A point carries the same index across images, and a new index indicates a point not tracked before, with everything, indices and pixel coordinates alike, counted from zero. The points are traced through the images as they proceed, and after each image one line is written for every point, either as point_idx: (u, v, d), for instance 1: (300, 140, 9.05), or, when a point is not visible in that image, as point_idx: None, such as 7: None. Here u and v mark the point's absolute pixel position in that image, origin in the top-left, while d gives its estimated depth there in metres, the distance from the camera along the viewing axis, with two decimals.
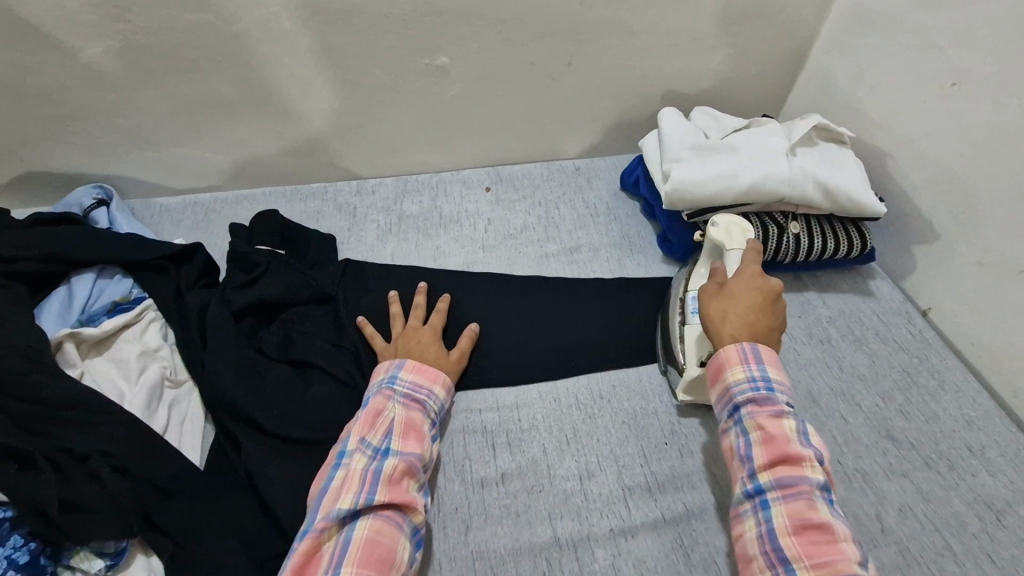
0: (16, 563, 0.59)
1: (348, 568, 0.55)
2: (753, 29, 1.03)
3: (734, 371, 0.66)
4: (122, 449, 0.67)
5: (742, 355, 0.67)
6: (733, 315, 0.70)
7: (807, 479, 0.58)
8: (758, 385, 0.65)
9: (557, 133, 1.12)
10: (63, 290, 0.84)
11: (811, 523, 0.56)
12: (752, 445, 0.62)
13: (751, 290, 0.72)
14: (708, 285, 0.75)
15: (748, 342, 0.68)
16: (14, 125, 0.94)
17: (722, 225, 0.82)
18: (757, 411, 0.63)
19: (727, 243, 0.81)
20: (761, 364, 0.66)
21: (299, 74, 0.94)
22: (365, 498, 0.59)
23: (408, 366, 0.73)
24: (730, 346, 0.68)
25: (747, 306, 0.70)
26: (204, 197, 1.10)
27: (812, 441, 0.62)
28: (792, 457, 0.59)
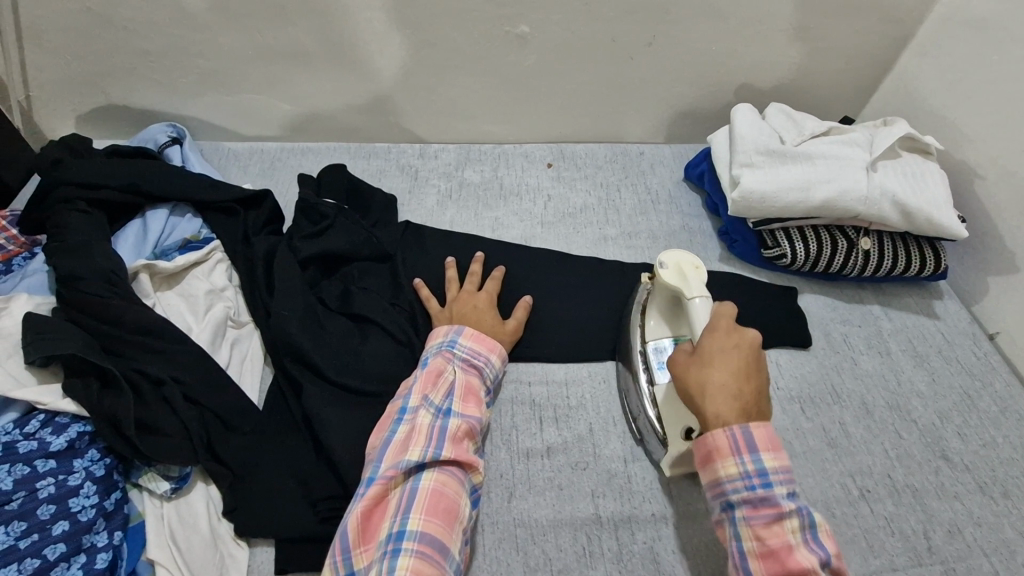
0: (93, 474, 0.61)
1: (418, 514, 0.57)
2: (846, 24, 0.99)
3: (725, 464, 0.57)
4: (193, 378, 0.70)
5: (733, 445, 0.57)
6: (713, 390, 0.60)
7: None
8: (754, 483, 0.56)
9: (627, 114, 1.10)
10: (137, 223, 0.86)
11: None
12: (749, 555, 0.55)
13: (730, 352, 0.62)
14: (680, 352, 0.66)
15: (739, 425, 0.58)
16: (100, 56, 0.96)
17: (671, 266, 0.76)
18: (752, 515, 0.55)
19: (686, 290, 0.74)
20: (757, 455, 0.56)
21: (379, 30, 0.93)
22: (433, 452, 0.60)
23: (467, 333, 0.74)
24: (719, 432, 0.58)
25: (730, 370, 0.60)
26: (270, 145, 1.11)
27: (816, 541, 0.54)
28: (795, 573, 0.52)
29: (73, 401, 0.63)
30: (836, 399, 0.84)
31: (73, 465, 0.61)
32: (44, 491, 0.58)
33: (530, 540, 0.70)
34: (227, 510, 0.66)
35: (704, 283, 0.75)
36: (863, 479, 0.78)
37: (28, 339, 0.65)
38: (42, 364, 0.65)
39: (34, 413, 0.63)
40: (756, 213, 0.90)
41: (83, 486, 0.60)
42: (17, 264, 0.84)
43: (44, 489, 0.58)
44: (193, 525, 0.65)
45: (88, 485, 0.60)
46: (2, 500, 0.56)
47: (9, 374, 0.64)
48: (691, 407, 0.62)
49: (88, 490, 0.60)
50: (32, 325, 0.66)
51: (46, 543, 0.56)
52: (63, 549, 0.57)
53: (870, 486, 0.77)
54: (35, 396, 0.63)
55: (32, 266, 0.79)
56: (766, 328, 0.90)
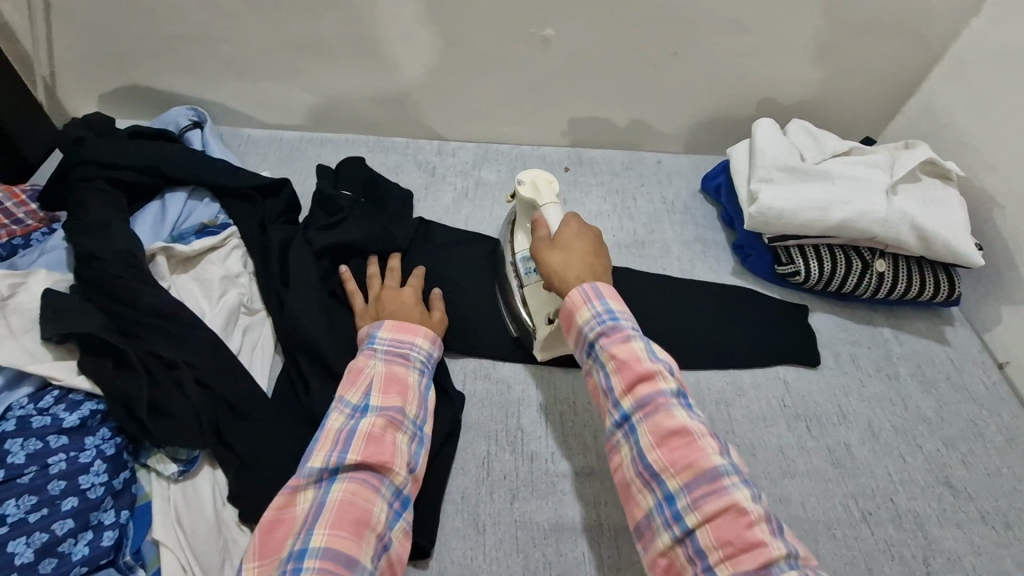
0: (104, 452, 0.62)
1: (322, 529, 0.55)
2: (871, 44, 0.99)
3: (581, 312, 0.64)
4: (205, 362, 0.70)
5: (585, 296, 0.65)
6: (571, 264, 0.70)
7: (700, 453, 0.54)
8: (624, 356, 0.61)
9: (647, 123, 1.10)
10: (156, 205, 0.86)
11: (671, 431, 0.56)
12: (642, 441, 0.57)
13: (580, 236, 0.74)
14: (541, 241, 0.74)
15: (587, 282, 0.67)
16: (125, 36, 0.96)
17: (528, 182, 0.83)
18: (633, 396, 0.59)
19: (540, 199, 0.81)
20: (604, 300, 0.65)
21: (403, 25, 0.94)
22: (337, 456, 0.60)
23: (387, 326, 0.73)
24: (574, 289, 0.66)
25: (579, 250, 0.72)
26: (289, 134, 1.11)
27: (689, 406, 0.58)
28: (679, 433, 0.55)
29: (86, 378, 0.64)
30: (842, 419, 0.84)
31: (84, 443, 0.61)
32: (56, 467, 0.59)
33: (530, 543, 0.70)
34: (232, 496, 0.66)
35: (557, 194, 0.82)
36: (865, 502, 0.78)
37: (45, 315, 0.65)
38: (58, 340, 0.66)
39: (49, 388, 0.64)
40: (772, 229, 0.90)
41: (94, 464, 0.61)
42: (35, 240, 0.85)
43: (55, 465, 0.59)
44: (198, 509, 0.64)
45: (98, 464, 0.61)
46: (13, 473, 0.57)
47: (25, 349, 0.65)
48: (554, 288, 0.70)
49: (97, 468, 0.61)
50: (52, 301, 0.67)
51: (55, 519, 0.57)
52: (71, 525, 0.57)
53: (872, 509, 0.77)
54: (50, 371, 0.64)
55: (52, 243, 0.80)
56: (776, 345, 0.90)
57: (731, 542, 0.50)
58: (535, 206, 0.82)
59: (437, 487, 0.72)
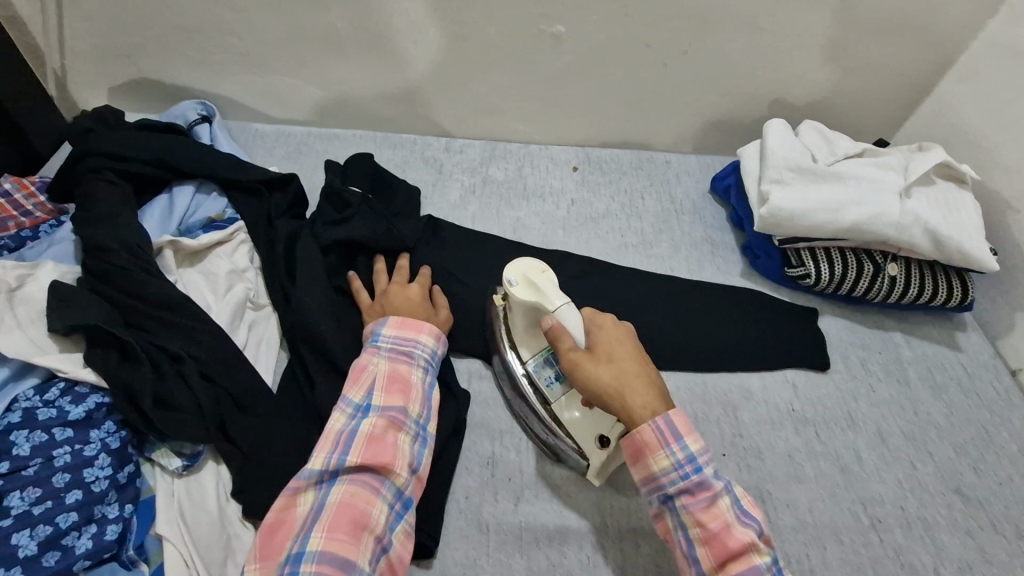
0: (108, 446, 0.61)
1: (319, 532, 0.56)
2: (886, 44, 0.97)
3: (656, 456, 0.61)
4: (210, 355, 0.70)
5: (659, 436, 0.62)
6: (628, 381, 0.65)
7: (756, 567, 0.57)
8: (687, 470, 0.61)
9: (657, 121, 1.09)
10: (164, 198, 0.87)
11: (686, 489, 0.60)
12: (694, 544, 0.59)
13: (618, 345, 0.68)
14: (575, 352, 0.68)
15: (660, 415, 0.63)
16: (135, 28, 0.96)
17: (521, 281, 0.74)
18: (692, 503, 0.60)
19: (545, 301, 0.71)
20: (681, 441, 0.61)
21: (413, 20, 0.93)
22: (337, 458, 0.60)
23: (391, 322, 0.72)
24: (645, 426, 0.63)
25: (628, 363, 0.67)
26: (297, 129, 1.11)
27: (748, 517, 0.60)
28: (736, 550, 0.57)
29: (93, 371, 0.64)
30: (851, 424, 0.83)
31: (89, 435, 0.61)
32: (60, 460, 0.59)
33: (534, 544, 0.69)
34: (235, 491, 0.66)
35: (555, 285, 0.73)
36: (874, 508, 0.77)
37: (52, 307, 0.65)
38: (65, 333, 0.65)
39: (55, 380, 0.64)
40: (782, 230, 0.89)
41: (98, 457, 0.60)
42: (43, 232, 0.85)
43: (60, 458, 0.59)
44: (201, 503, 0.64)
45: (103, 457, 0.61)
46: (18, 465, 0.57)
47: (32, 341, 0.65)
48: (614, 408, 0.65)
49: (102, 462, 0.60)
50: (58, 292, 0.66)
51: (58, 511, 0.57)
52: (74, 518, 0.57)
53: (881, 516, 0.76)
54: (57, 363, 0.64)
55: (60, 234, 0.80)
56: (785, 348, 0.89)
57: None
58: (541, 307, 0.72)
59: (441, 486, 0.71)
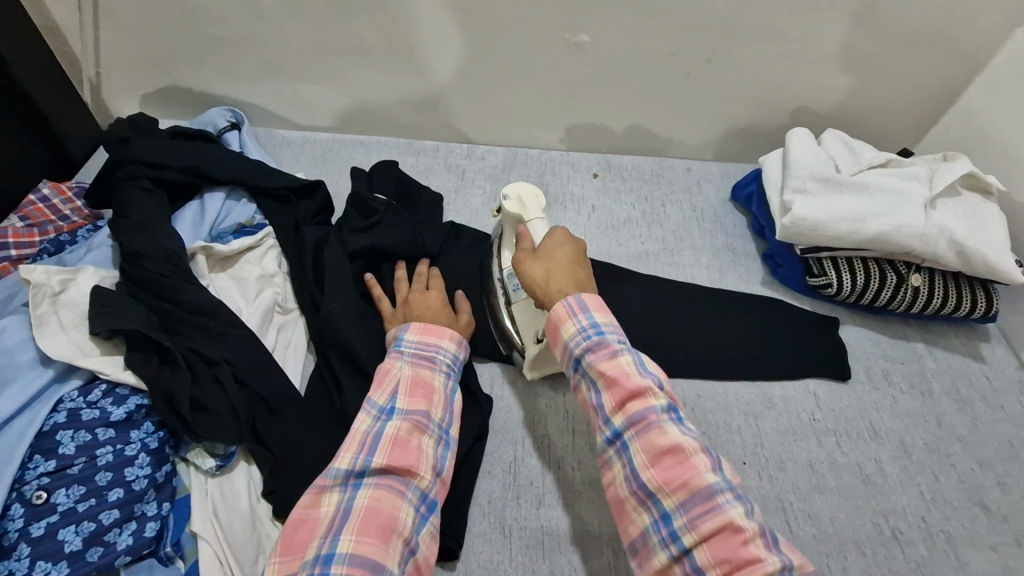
0: (147, 446, 0.64)
1: (347, 535, 0.56)
2: (911, 54, 0.97)
3: (567, 327, 0.64)
4: (244, 361, 0.72)
5: (569, 310, 0.64)
6: (554, 272, 0.69)
7: (693, 469, 0.55)
8: (591, 335, 0.63)
9: (678, 130, 1.10)
10: (196, 204, 0.89)
11: (663, 449, 0.56)
12: (632, 453, 0.58)
13: (559, 246, 0.72)
14: (522, 252, 0.73)
15: (572, 294, 0.66)
16: (169, 39, 0.99)
17: (514, 198, 0.84)
18: (622, 411, 0.59)
19: (524, 214, 0.82)
20: (587, 313, 0.64)
21: (439, 30, 0.95)
22: (364, 460, 0.61)
23: (414, 328, 0.74)
24: (558, 303, 0.66)
25: (562, 260, 0.71)
26: (323, 136, 1.13)
27: (681, 422, 0.59)
28: (671, 451, 0.56)
29: (132, 373, 0.66)
30: (873, 435, 0.83)
31: (129, 436, 0.63)
32: (103, 459, 0.61)
33: (556, 549, 0.70)
34: (266, 491, 0.68)
35: (542, 208, 0.83)
36: (896, 521, 0.76)
37: (94, 311, 0.68)
38: (106, 336, 0.68)
39: (96, 382, 0.66)
40: (805, 240, 0.89)
41: (138, 457, 0.63)
42: (80, 236, 0.87)
43: (102, 457, 0.61)
44: (234, 504, 0.66)
45: (143, 457, 0.63)
46: (65, 463, 0.60)
47: (75, 344, 0.67)
48: (538, 299, 0.69)
49: (142, 461, 0.63)
50: (100, 297, 0.69)
51: (102, 509, 0.59)
52: (116, 515, 0.59)
53: (903, 528, 0.76)
54: (99, 365, 0.66)
55: (98, 239, 0.83)
56: (806, 358, 0.89)
57: (726, 556, 0.51)
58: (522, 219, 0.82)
59: (466, 491, 0.72)
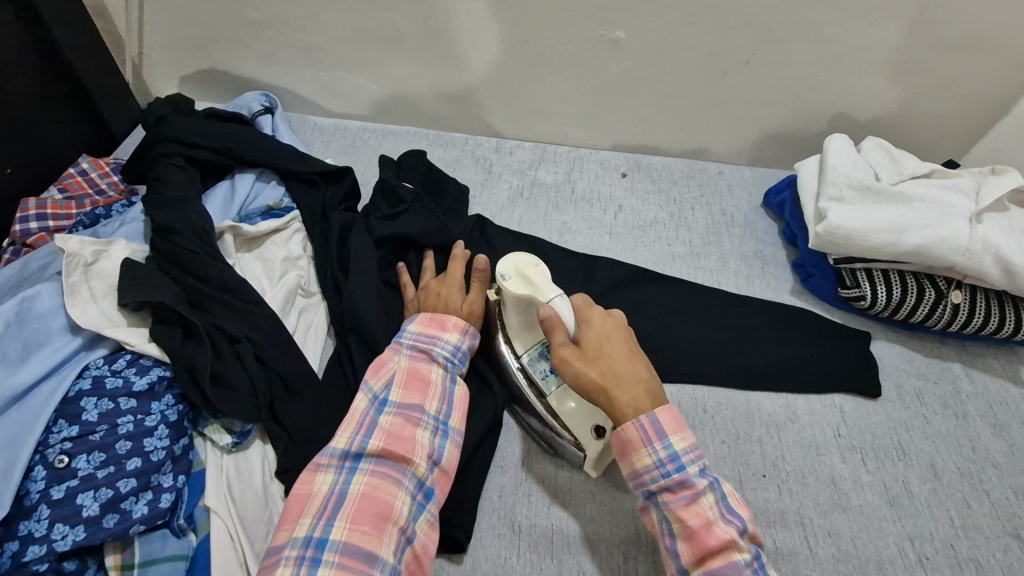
0: (168, 418, 0.65)
1: (342, 522, 0.57)
2: (963, 61, 0.93)
3: (640, 455, 0.61)
4: (265, 339, 0.72)
5: (643, 434, 0.62)
6: (615, 378, 0.65)
7: (734, 565, 0.56)
8: (667, 468, 0.60)
9: (712, 133, 1.07)
10: (227, 184, 0.90)
11: (710, 549, 0.57)
12: (677, 539, 0.59)
13: (609, 338, 0.67)
14: (565, 349, 0.66)
15: (645, 412, 0.63)
16: (210, 22, 1.00)
17: (514, 275, 0.73)
18: (671, 499, 0.60)
19: (536, 294, 0.71)
20: (665, 440, 0.61)
21: (474, 21, 0.94)
22: (360, 440, 0.62)
23: (419, 319, 0.73)
24: (630, 423, 0.62)
25: (619, 357, 0.66)
26: (353, 124, 1.14)
27: (731, 514, 0.59)
28: (716, 547, 0.57)
29: (156, 345, 0.68)
30: (901, 455, 0.80)
31: (150, 407, 0.65)
32: (123, 428, 0.62)
33: (565, 550, 0.69)
34: (280, 471, 0.68)
35: (547, 279, 0.73)
36: (921, 545, 0.73)
37: (124, 283, 0.69)
38: (133, 308, 0.69)
39: (122, 352, 0.68)
40: (839, 250, 0.86)
41: (158, 428, 0.64)
42: (116, 210, 0.89)
43: (123, 425, 0.62)
44: (248, 480, 0.67)
45: (162, 428, 0.64)
46: (87, 429, 0.61)
47: (103, 314, 0.69)
48: (599, 404, 0.65)
49: (161, 433, 0.64)
50: (129, 270, 0.70)
51: (120, 476, 0.60)
52: (133, 484, 0.60)
53: (929, 553, 0.73)
54: (125, 335, 0.67)
55: (132, 214, 0.84)
56: (834, 371, 0.86)
57: None
58: (534, 300, 0.72)
59: (476, 484, 0.72)
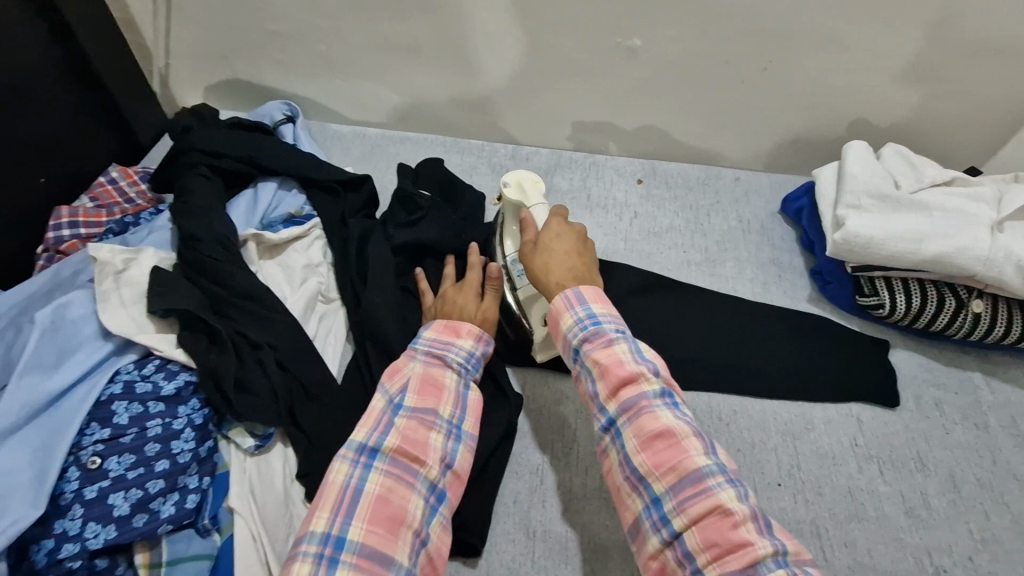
0: (194, 422, 0.67)
1: (359, 523, 0.58)
2: (987, 67, 0.92)
3: (565, 318, 0.65)
4: (286, 345, 0.74)
5: (568, 302, 0.66)
6: (552, 264, 0.71)
7: (670, 435, 0.57)
8: (586, 325, 0.64)
9: (729, 139, 1.07)
10: (249, 192, 0.92)
11: (650, 431, 0.57)
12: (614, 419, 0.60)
13: (562, 237, 0.74)
14: (525, 244, 0.75)
15: (571, 286, 0.68)
16: (234, 34, 1.03)
17: (513, 184, 0.84)
18: (604, 374, 0.61)
19: (524, 201, 0.82)
20: (586, 305, 0.66)
21: (491, 30, 0.95)
22: (377, 438, 0.63)
23: (434, 325, 0.74)
24: (557, 295, 0.68)
25: (562, 252, 0.73)
26: (372, 132, 1.16)
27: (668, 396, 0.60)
28: (652, 421, 0.57)
29: (182, 351, 0.70)
30: (919, 466, 0.79)
31: (177, 410, 0.67)
32: (152, 430, 0.64)
33: (579, 556, 0.70)
34: (300, 474, 0.70)
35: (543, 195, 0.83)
36: (940, 557, 0.73)
37: (153, 290, 0.71)
38: (161, 315, 0.72)
39: (150, 357, 0.70)
40: (856, 258, 0.86)
41: (184, 431, 0.66)
42: (143, 218, 0.91)
43: (152, 429, 0.65)
44: (270, 483, 0.69)
45: (188, 431, 0.66)
46: (118, 432, 0.63)
47: (133, 320, 0.71)
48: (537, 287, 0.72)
49: (187, 435, 0.66)
50: (157, 278, 0.72)
51: (149, 478, 0.62)
52: (162, 485, 0.63)
53: (947, 566, 0.72)
54: (153, 341, 0.70)
55: (159, 222, 0.87)
56: (851, 380, 0.85)
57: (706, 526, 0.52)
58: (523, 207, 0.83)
59: (491, 489, 0.73)
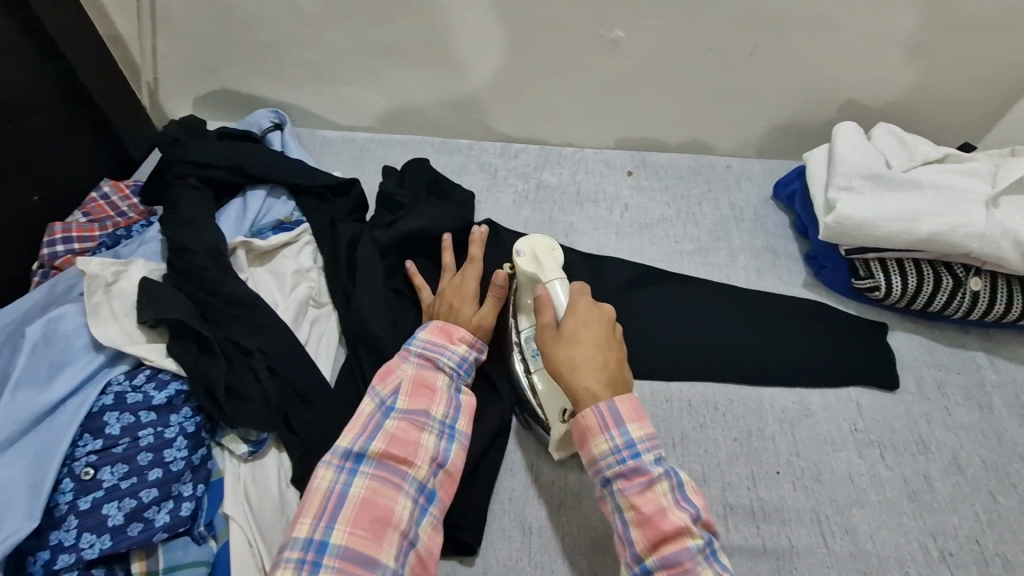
0: (185, 430, 0.67)
1: (343, 526, 0.59)
2: (977, 42, 0.90)
3: (598, 441, 0.62)
4: (277, 350, 0.75)
5: (602, 421, 0.62)
6: (581, 361, 0.65)
7: (687, 551, 0.57)
8: (623, 455, 0.61)
9: (719, 127, 1.06)
10: (238, 201, 0.93)
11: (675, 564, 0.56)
12: (630, 526, 0.59)
13: (590, 326, 0.67)
14: (546, 330, 0.68)
15: (605, 398, 0.63)
16: (220, 45, 1.04)
17: (527, 252, 0.77)
18: (626, 487, 0.60)
19: (541, 273, 0.75)
20: (622, 427, 0.62)
21: (474, 29, 0.95)
22: (364, 443, 0.63)
23: (429, 327, 0.73)
24: (589, 408, 0.63)
25: (592, 343, 0.66)
26: (361, 135, 1.16)
27: (686, 500, 0.60)
28: (670, 534, 0.57)
29: (173, 360, 0.71)
30: (921, 449, 0.78)
31: (169, 419, 0.67)
32: (144, 440, 0.65)
33: (575, 551, 0.69)
34: (295, 478, 0.70)
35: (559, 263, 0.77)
36: (945, 540, 0.71)
37: (142, 301, 0.72)
38: (152, 324, 0.72)
39: (142, 367, 0.71)
40: (850, 241, 0.85)
41: (176, 440, 0.66)
42: (135, 230, 0.93)
43: (144, 438, 0.65)
44: (265, 488, 0.69)
45: (180, 440, 0.66)
46: (110, 443, 0.64)
47: (124, 331, 0.72)
48: (562, 385, 0.66)
49: (179, 444, 0.66)
50: (147, 288, 0.73)
51: (141, 487, 0.63)
52: (155, 493, 0.63)
53: (952, 549, 0.71)
54: (144, 352, 0.70)
55: (150, 234, 0.88)
56: (849, 364, 0.84)
57: None
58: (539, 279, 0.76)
59: (485, 488, 0.72)
